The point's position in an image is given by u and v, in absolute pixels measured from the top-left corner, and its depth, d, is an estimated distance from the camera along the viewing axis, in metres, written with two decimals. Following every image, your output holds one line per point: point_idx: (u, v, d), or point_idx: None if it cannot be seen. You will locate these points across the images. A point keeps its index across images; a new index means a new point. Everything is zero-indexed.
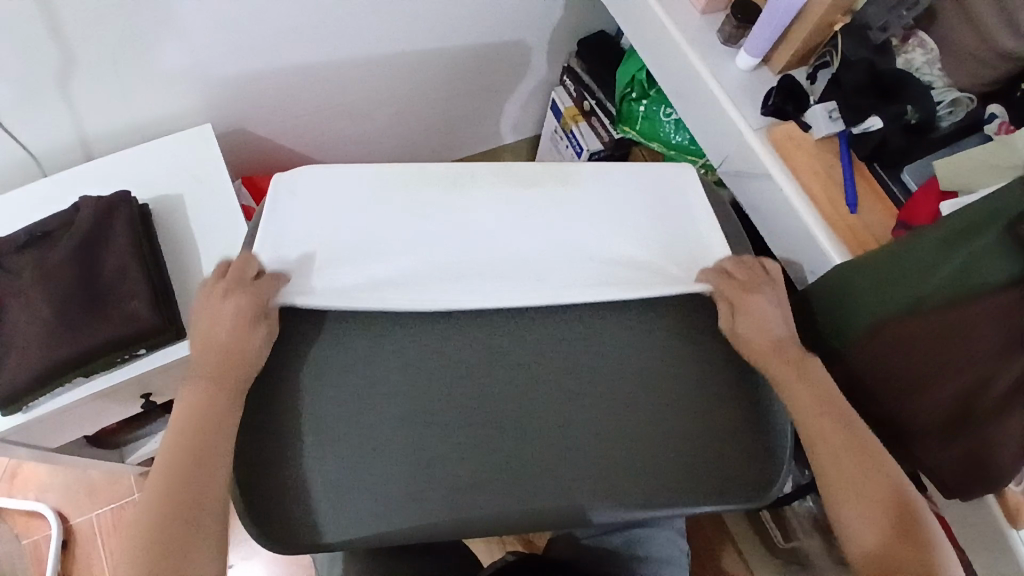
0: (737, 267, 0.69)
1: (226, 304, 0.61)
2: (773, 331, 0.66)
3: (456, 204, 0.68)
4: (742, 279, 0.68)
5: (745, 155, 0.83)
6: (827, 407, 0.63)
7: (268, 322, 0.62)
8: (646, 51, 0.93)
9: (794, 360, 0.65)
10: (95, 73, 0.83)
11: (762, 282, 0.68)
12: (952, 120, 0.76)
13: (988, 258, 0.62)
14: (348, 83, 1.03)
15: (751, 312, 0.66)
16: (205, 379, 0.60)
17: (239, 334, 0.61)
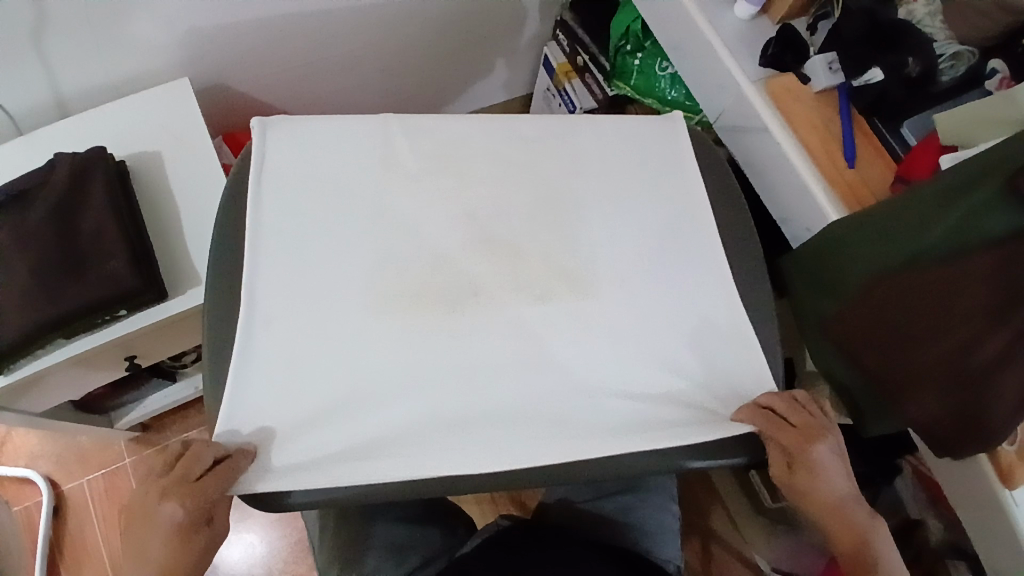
0: (791, 411, 0.64)
1: (166, 513, 0.58)
2: (836, 489, 0.63)
3: (455, 179, 0.74)
4: (795, 428, 0.63)
5: (742, 110, 0.80)
6: (870, 551, 0.61)
7: (210, 528, 0.61)
8: (642, 1, 0.89)
9: (857, 525, 0.62)
10: (68, 26, 0.78)
11: (816, 430, 0.64)
12: (952, 75, 0.72)
13: (987, 210, 0.60)
14: (334, 34, 0.99)
15: (811, 469, 0.62)
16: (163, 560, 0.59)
17: (175, 549, 0.59)
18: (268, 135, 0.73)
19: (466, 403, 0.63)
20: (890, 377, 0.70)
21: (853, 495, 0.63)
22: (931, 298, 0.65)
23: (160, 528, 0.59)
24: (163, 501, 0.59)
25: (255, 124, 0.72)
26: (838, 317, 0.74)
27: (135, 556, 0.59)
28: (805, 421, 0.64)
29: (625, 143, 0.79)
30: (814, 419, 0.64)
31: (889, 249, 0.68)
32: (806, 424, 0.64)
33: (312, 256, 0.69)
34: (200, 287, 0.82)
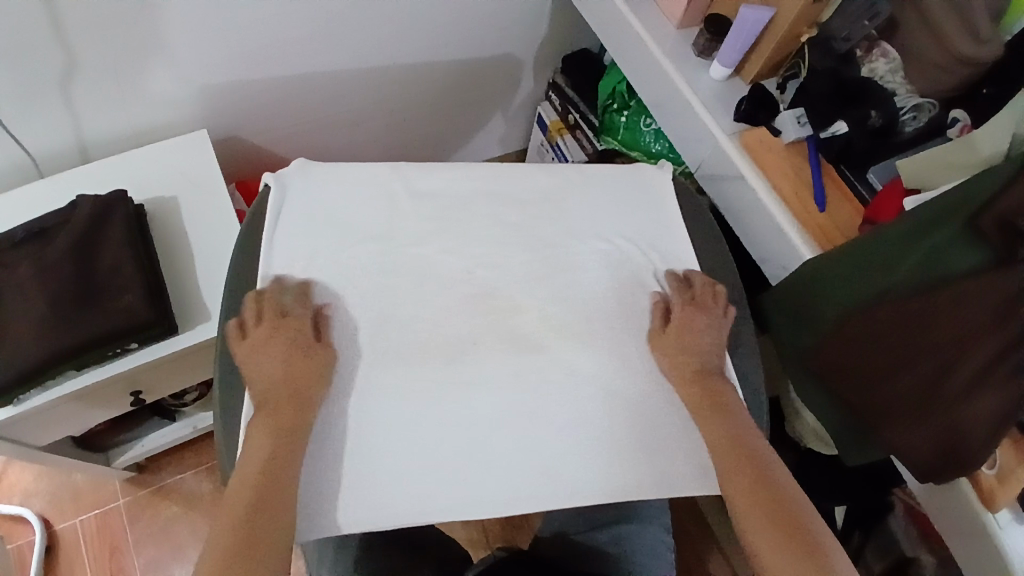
0: (676, 291, 0.77)
1: (279, 339, 0.67)
2: (696, 355, 0.72)
3: (458, 219, 0.79)
4: (283, 331, 0.68)
5: (720, 160, 0.87)
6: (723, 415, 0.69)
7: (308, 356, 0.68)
8: (626, 62, 0.97)
9: (702, 382, 0.71)
10: (97, 78, 0.85)
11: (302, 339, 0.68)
12: (916, 124, 0.80)
13: (954, 247, 0.66)
14: (342, 92, 1.07)
15: (688, 330, 0.73)
16: (278, 480, 0.61)
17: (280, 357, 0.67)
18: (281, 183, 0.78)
19: (312, 346, 0.68)
20: (874, 406, 0.73)
21: (711, 366, 0.72)
22: (905, 328, 0.68)
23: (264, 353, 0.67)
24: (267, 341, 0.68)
25: (268, 178, 0.78)
26: (816, 351, 0.78)
27: (264, 380, 0.66)
28: (282, 323, 0.68)
29: (613, 188, 0.85)
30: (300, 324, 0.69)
31: (865, 283, 0.72)
32: (296, 330, 0.68)
33: (253, 302, 0.70)
34: (209, 321, 0.85)
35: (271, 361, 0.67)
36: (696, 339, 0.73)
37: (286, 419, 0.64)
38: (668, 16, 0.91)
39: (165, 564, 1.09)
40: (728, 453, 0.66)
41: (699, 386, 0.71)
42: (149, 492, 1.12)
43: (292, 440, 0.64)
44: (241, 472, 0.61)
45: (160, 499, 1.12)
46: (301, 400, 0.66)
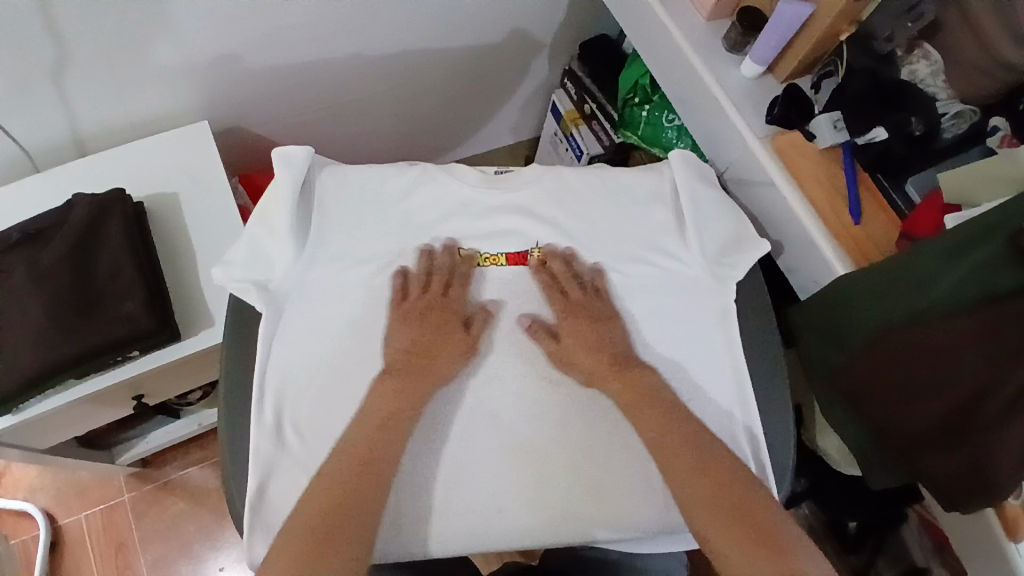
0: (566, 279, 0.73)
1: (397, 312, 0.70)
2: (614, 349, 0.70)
3: (477, 230, 0.75)
4: (431, 322, 0.70)
5: (749, 165, 0.82)
6: (670, 421, 0.65)
7: (466, 335, 0.70)
8: (648, 55, 0.91)
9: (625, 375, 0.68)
10: (91, 69, 0.81)
11: (449, 326, 0.70)
12: (955, 131, 0.75)
13: (992, 266, 0.62)
14: (345, 82, 1.02)
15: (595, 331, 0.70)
16: (375, 464, 0.62)
17: (409, 322, 0.70)
18: (253, 279, 0.69)
19: (457, 330, 0.70)
20: (898, 431, 0.71)
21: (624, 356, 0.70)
22: (937, 352, 0.66)
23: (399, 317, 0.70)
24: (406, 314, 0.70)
25: (235, 290, 0.68)
26: (846, 371, 0.75)
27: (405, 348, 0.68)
28: (428, 309, 0.70)
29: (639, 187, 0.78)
30: (448, 305, 0.71)
31: (893, 303, 0.69)
32: (440, 317, 0.70)
33: (400, 279, 0.72)
34: (213, 328, 0.82)
35: (392, 330, 0.70)
36: (598, 334, 0.70)
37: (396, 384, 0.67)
38: (696, 8, 0.85)
39: (172, 560, 1.09)
40: (693, 475, 0.62)
41: (705, 473, 0.62)
42: (154, 488, 1.12)
43: (398, 428, 0.65)
44: (355, 429, 0.64)
45: (164, 495, 1.11)
46: (426, 378, 0.68)
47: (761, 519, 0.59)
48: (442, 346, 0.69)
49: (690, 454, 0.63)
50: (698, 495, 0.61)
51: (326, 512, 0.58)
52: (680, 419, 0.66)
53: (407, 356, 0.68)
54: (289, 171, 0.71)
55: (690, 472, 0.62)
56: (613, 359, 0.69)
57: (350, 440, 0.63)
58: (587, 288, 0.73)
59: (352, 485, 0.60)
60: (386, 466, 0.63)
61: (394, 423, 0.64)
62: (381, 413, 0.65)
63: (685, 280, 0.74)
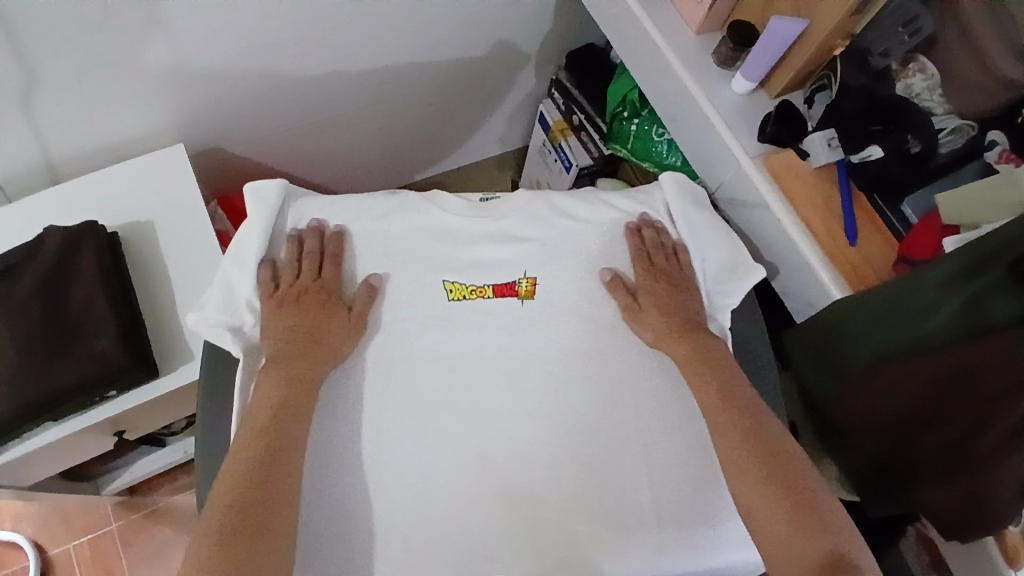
0: (655, 250, 0.74)
1: (293, 300, 0.69)
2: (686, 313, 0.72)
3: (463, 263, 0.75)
4: (308, 304, 0.69)
5: (742, 185, 0.80)
6: (708, 371, 0.68)
7: (351, 311, 0.71)
8: (637, 69, 0.89)
9: (683, 331, 0.70)
10: (59, 96, 0.78)
11: (325, 304, 0.70)
12: (952, 146, 0.71)
13: (990, 297, 0.59)
14: (326, 101, 0.99)
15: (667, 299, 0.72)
16: (279, 463, 0.61)
17: (267, 306, 0.69)
18: (228, 324, 0.70)
19: (337, 311, 0.70)
20: (900, 458, 0.70)
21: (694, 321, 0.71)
22: (940, 382, 0.64)
23: (264, 300, 0.69)
24: (282, 302, 0.69)
25: (209, 336, 0.69)
26: (844, 397, 0.73)
27: (290, 327, 0.68)
28: (302, 293, 0.69)
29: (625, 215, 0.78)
30: (321, 284, 0.71)
31: (892, 331, 0.67)
32: (321, 297, 0.70)
33: (267, 269, 0.71)
34: (193, 362, 0.79)
35: (266, 315, 0.69)
36: (676, 304, 0.72)
37: (300, 369, 0.67)
38: (685, 22, 0.83)
39: None
40: (730, 426, 0.65)
41: (753, 443, 0.63)
42: (140, 516, 1.10)
43: (292, 410, 0.65)
44: (246, 424, 0.63)
45: (151, 522, 1.09)
46: (319, 359, 0.68)
47: (791, 478, 0.61)
48: (319, 330, 0.69)
49: (744, 423, 0.64)
50: (736, 451, 0.63)
51: (241, 522, 0.57)
52: (718, 368, 0.69)
53: (288, 343, 0.68)
54: (262, 208, 0.72)
55: (742, 436, 0.64)
56: (684, 323, 0.71)
57: (244, 434, 0.63)
58: (663, 253, 0.75)
59: (253, 484, 0.59)
60: (289, 460, 0.62)
61: (288, 402, 0.65)
62: (268, 401, 0.64)
63: (662, 255, 0.74)
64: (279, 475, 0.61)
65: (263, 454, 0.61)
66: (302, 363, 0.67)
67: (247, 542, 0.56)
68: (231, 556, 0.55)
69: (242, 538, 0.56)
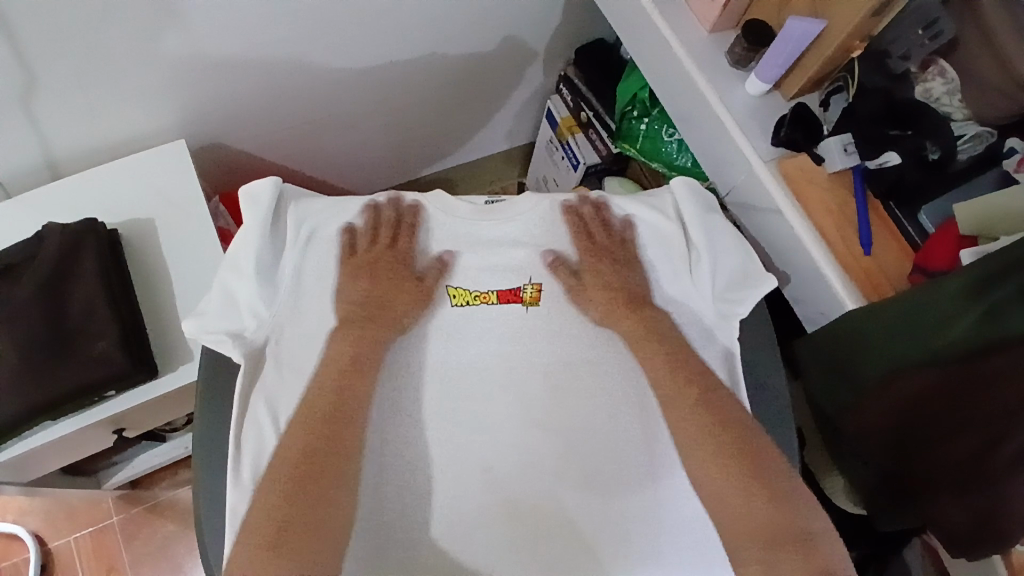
0: (597, 229, 0.77)
1: (366, 264, 0.74)
2: (631, 287, 0.75)
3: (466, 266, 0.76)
4: (380, 272, 0.74)
5: (754, 189, 0.78)
6: (654, 342, 0.72)
7: (422, 284, 0.75)
8: (647, 68, 0.87)
9: (641, 315, 0.73)
10: (59, 92, 0.76)
11: (398, 276, 0.74)
12: (970, 152, 0.69)
13: (1006, 309, 0.58)
14: (331, 97, 0.98)
15: (629, 274, 0.75)
16: (338, 442, 0.65)
17: (343, 266, 0.74)
18: (229, 329, 0.69)
19: (409, 283, 0.74)
20: (911, 473, 0.69)
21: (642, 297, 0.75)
22: (954, 398, 0.62)
23: (342, 264, 0.75)
24: (357, 266, 0.74)
25: (211, 343, 0.68)
26: (854, 410, 0.72)
27: (372, 292, 0.73)
28: (376, 261, 0.74)
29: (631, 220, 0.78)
30: (395, 255, 0.75)
31: (909, 344, 0.65)
32: (390, 266, 0.74)
33: (347, 235, 0.75)
34: (193, 363, 0.79)
35: (343, 278, 0.74)
36: (616, 279, 0.75)
37: (367, 339, 0.71)
38: (698, 20, 0.80)
39: None
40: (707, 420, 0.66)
41: (733, 440, 0.64)
42: (142, 510, 1.10)
43: (359, 372, 0.69)
44: (314, 380, 0.68)
45: (154, 517, 1.09)
46: (382, 327, 0.72)
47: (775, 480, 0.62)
48: (394, 302, 0.74)
49: (707, 409, 0.67)
50: (709, 445, 0.65)
51: (291, 491, 0.60)
52: (689, 356, 0.70)
53: (359, 306, 0.72)
54: (260, 212, 0.72)
55: (709, 429, 0.66)
56: (628, 301, 0.74)
57: (297, 419, 0.66)
58: (604, 229, 0.77)
59: (314, 445, 0.63)
60: (351, 430, 0.66)
61: (358, 360, 0.70)
62: (343, 359, 0.70)
63: (604, 235, 0.77)
64: (343, 443, 0.65)
65: (325, 426, 0.65)
66: (382, 325, 0.72)
67: (295, 537, 0.58)
68: (288, 537, 0.58)
69: (290, 510, 0.59)
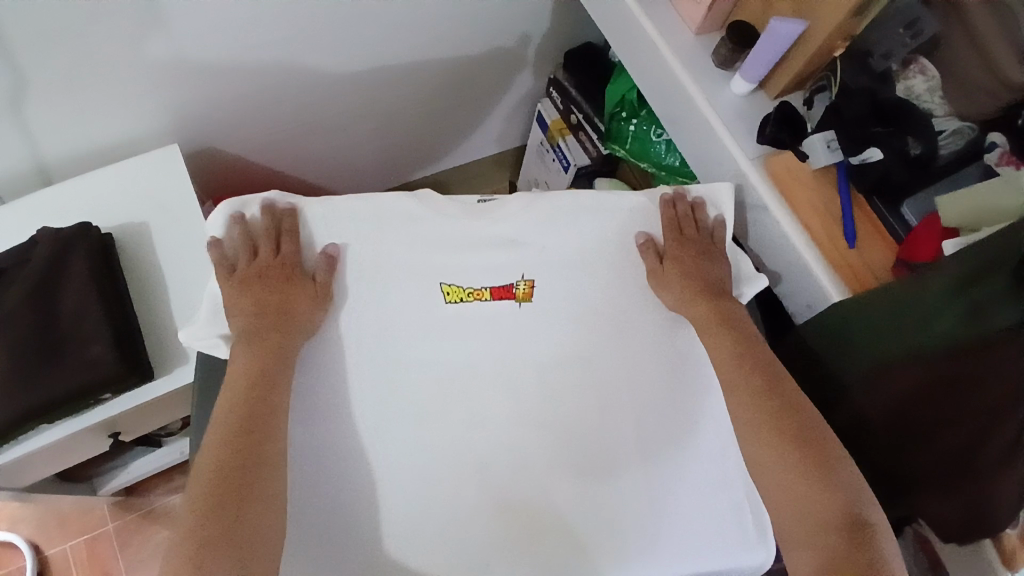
0: (686, 221, 0.78)
1: (258, 277, 0.71)
2: (711, 276, 0.75)
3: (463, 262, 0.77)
4: (272, 279, 0.71)
5: (742, 187, 0.79)
6: (728, 330, 0.72)
7: (315, 284, 0.73)
8: (634, 69, 0.88)
9: (716, 299, 0.74)
10: (50, 97, 0.77)
11: (288, 277, 0.72)
12: (951, 148, 0.70)
13: (993, 302, 0.59)
14: (322, 100, 0.99)
15: (708, 267, 0.76)
16: (250, 451, 0.63)
17: (227, 283, 0.71)
18: (220, 332, 0.72)
19: (300, 286, 0.72)
20: (900, 466, 0.69)
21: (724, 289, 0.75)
22: (940, 390, 0.63)
23: (234, 281, 0.71)
24: (261, 275, 0.71)
25: (205, 348, 0.71)
26: (847, 399, 0.73)
27: (258, 302, 0.70)
28: (264, 271, 0.71)
29: (708, 215, 0.78)
30: (282, 262, 0.72)
31: (900, 334, 0.66)
32: (283, 271, 0.72)
33: (216, 249, 0.72)
34: (188, 365, 0.79)
35: (239, 296, 0.71)
36: (694, 270, 0.75)
37: (274, 341, 0.70)
38: (684, 22, 0.82)
39: None
40: (753, 387, 0.68)
41: (785, 421, 0.65)
42: (137, 516, 1.10)
43: (265, 383, 0.67)
44: (228, 388, 0.66)
45: (148, 523, 1.09)
46: (288, 326, 0.71)
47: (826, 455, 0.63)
48: (294, 301, 0.71)
49: (759, 380, 0.68)
50: (754, 414, 0.67)
51: (216, 510, 0.59)
52: (748, 334, 0.72)
53: (257, 316, 0.70)
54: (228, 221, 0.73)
55: (751, 397, 0.68)
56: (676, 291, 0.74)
57: (224, 408, 0.65)
58: (695, 224, 0.78)
59: (234, 465, 0.62)
60: (269, 445, 0.65)
61: (263, 367, 0.68)
62: (248, 371, 0.67)
63: (693, 227, 0.78)
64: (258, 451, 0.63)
65: (236, 437, 0.63)
66: (276, 331, 0.70)
67: (229, 539, 0.58)
68: (210, 553, 0.57)
69: (224, 519, 0.59)
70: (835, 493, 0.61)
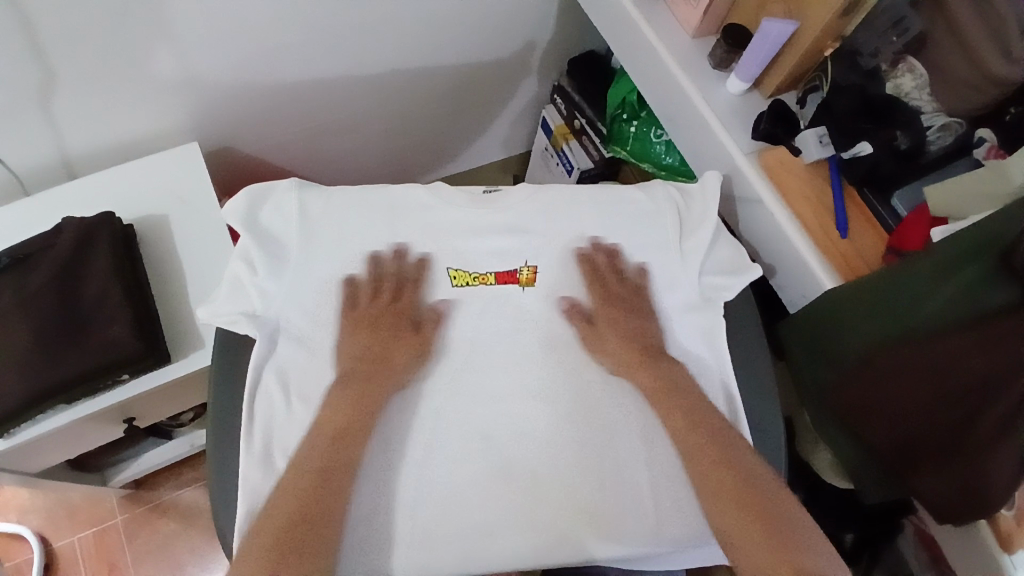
0: (608, 269, 0.79)
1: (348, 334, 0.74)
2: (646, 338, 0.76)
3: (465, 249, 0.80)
4: (381, 330, 0.75)
5: (737, 180, 0.82)
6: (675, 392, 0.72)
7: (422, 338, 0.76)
8: (634, 71, 0.92)
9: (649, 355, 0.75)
10: (79, 93, 0.81)
11: (394, 329, 0.75)
12: (941, 144, 0.74)
13: (979, 286, 0.59)
14: (335, 103, 1.03)
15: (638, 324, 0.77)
16: (333, 483, 0.65)
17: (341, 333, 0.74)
18: (241, 310, 0.73)
19: (402, 340, 0.75)
20: (898, 446, 0.71)
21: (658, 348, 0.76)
22: (931, 372, 0.64)
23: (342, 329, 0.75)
24: (353, 328, 0.75)
25: (224, 323, 0.72)
26: (839, 384, 0.75)
27: (347, 356, 0.73)
28: (375, 319, 0.75)
29: (630, 267, 0.80)
30: (397, 311, 0.77)
31: (889, 319, 0.68)
32: (394, 321, 0.76)
33: (348, 288, 0.76)
34: (203, 349, 0.82)
35: (342, 342, 0.74)
36: (632, 325, 0.76)
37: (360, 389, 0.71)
38: (682, 25, 0.86)
39: None
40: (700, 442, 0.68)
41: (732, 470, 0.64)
42: (145, 509, 1.11)
43: (350, 435, 0.68)
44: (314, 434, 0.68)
45: (156, 516, 1.11)
46: (386, 378, 0.73)
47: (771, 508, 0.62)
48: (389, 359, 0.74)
49: (708, 439, 0.67)
50: (708, 469, 0.66)
51: (289, 531, 0.60)
52: (686, 391, 0.72)
53: (357, 365, 0.73)
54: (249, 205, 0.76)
55: (703, 450, 0.67)
56: (643, 352, 0.75)
57: (303, 450, 0.66)
58: (618, 277, 0.79)
59: (299, 496, 0.63)
60: (342, 478, 0.66)
61: (350, 420, 0.69)
62: (337, 420, 0.69)
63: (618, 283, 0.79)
64: (336, 478, 0.65)
65: (314, 477, 0.64)
66: (354, 382, 0.72)
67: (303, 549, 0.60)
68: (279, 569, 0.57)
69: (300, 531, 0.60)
70: (783, 537, 0.59)
